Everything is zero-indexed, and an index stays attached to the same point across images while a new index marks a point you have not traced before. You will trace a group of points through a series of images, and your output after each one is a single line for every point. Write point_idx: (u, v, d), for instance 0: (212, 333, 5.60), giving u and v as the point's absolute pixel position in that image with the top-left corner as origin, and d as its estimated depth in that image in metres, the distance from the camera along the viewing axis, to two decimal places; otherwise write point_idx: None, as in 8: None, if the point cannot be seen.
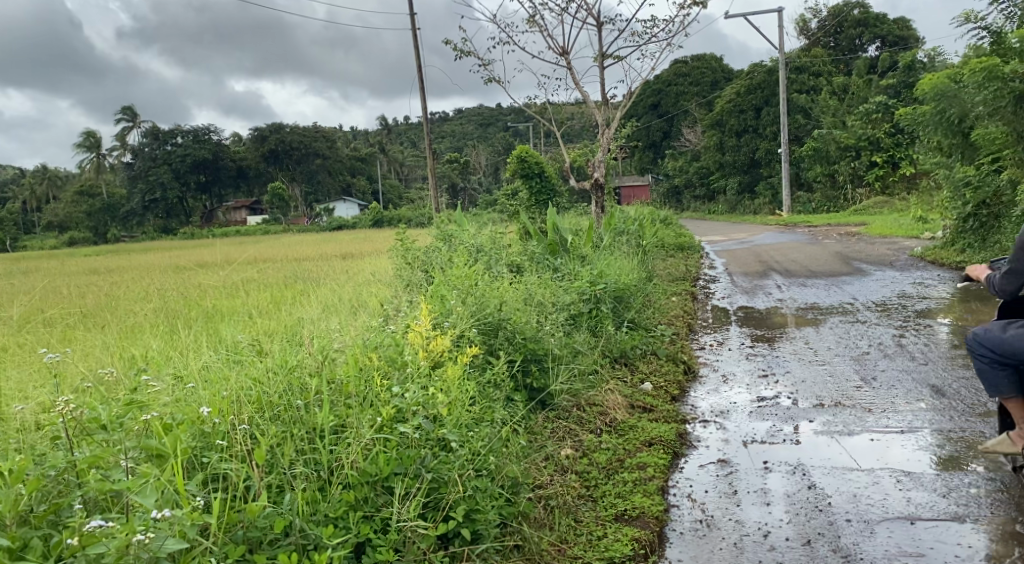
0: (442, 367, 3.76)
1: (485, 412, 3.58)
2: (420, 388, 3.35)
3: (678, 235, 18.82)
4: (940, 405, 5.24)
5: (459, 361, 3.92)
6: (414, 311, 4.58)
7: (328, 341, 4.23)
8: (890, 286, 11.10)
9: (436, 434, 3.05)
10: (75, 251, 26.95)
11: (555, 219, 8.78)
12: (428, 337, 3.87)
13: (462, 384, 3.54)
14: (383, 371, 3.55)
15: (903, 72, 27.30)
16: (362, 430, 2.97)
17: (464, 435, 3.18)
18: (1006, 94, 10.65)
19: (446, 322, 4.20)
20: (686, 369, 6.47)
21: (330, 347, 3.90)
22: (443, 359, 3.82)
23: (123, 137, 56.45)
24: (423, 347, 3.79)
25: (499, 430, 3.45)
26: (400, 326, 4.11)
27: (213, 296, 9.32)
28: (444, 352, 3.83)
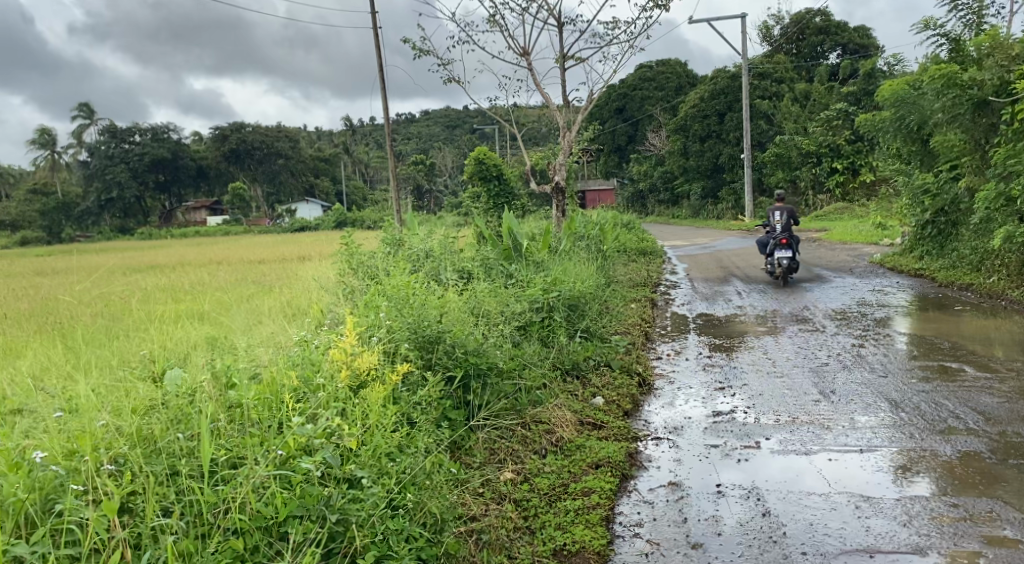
0: (363, 388, 3.45)
1: (409, 438, 3.27)
2: (335, 414, 3.03)
3: (640, 239, 18.67)
4: (899, 421, 5.06)
5: (387, 380, 3.59)
6: (343, 324, 4.24)
7: (247, 354, 3.87)
8: (849, 294, 11.01)
9: (345, 472, 2.75)
10: (26, 252, 26.11)
11: (510, 223, 8.53)
12: (353, 353, 3.55)
13: (383, 409, 3.23)
14: (298, 395, 3.22)
15: (863, 80, 27.52)
16: (258, 464, 2.64)
17: (379, 471, 2.88)
18: (964, 101, 10.59)
19: (374, 337, 3.88)
20: (640, 381, 6.21)
21: (242, 365, 3.53)
22: (365, 380, 3.50)
23: (78, 134, 55.00)
24: (343, 367, 3.47)
25: (422, 459, 3.15)
26: (325, 342, 3.77)
27: (153, 300, 8.90)
28: (368, 370, 3.51)
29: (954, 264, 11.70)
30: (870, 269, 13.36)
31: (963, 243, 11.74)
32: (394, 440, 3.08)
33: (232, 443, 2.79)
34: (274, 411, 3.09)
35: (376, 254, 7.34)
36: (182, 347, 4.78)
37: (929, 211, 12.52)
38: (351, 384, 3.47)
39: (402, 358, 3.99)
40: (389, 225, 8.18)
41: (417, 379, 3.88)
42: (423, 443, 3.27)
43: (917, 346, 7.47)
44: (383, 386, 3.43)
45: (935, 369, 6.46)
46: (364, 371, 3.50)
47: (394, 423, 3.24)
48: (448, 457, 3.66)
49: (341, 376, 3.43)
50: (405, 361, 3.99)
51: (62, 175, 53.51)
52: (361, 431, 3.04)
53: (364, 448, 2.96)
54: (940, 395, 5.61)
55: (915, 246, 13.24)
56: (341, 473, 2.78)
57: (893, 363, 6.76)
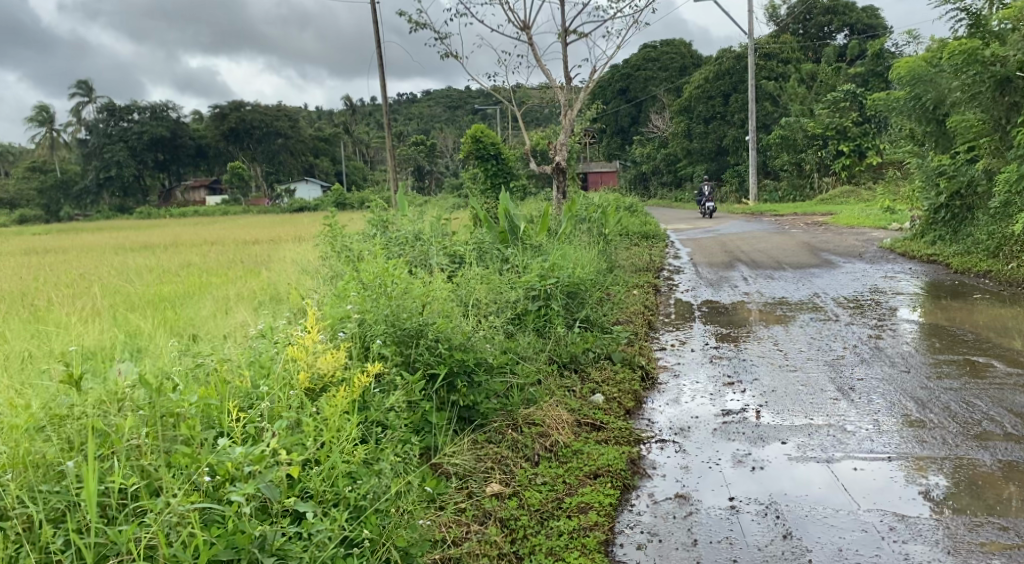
0: (324, 395, 3.03)
1: (372, 456, 2.87)
2: (281, 432, 2.62)
3: (643, 222, 18.20)
4: (928, 424, 4.60)
5: (354, 384, 3.16)
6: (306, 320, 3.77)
7: (200, 353, 3.46)
8: (859, 280, 10.53)
9: (284, 508, 2.39)
10: (22, 230, 25.69)
11: (506, 205, 8.05)
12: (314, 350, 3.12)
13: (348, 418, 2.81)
14: (242, 404, 2.79)
15: (871, 60, 26.89)
16: (176, 498, 2.29)
17: (328, 504, 2.51)
18: (987, 79, 10.03)
19: (338, 333, 3.45)
20: (643, 375, 5.75)
21: (185, 365, 3.10)
22: (329, 382, 3.09)
23: (77, 111, 54.48)
24: (301, 368, 3.04)
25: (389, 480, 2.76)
26: (283, 339, 3.33)
27: (131, 283, 8.46)
28: (332, 368, 3.08)
29: (969, 249, 11.22)
30: (880, 254, 12.89)
31: (978, 228, 11.27)
32: (356, 459, 2.68)
33: (154, 466, 2.42)
34: (215, 419, 2.69)
35: (360, 239, 6.87)
36: (139, 340, 4.36)
37: (943, 194, 12.04)
38: (307, 389, 3.05)
39: (375, 358, 3.57)
40: (373, 205, 7.68)
41: (390, 378, 3.46)
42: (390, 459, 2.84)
43: (938, 338, 7.03)
44: (350, 389, 3.00)
45: (961, 365, 5.98)
46: (328, 372, 3.08)
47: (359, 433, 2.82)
48: (423, 470, 3.24)
49: (299, 380, 3.01)
50: (377, 359, 3.56)
51: (61, 153, 53.02)
52: (314, 450, 2.63)
53: (314, 472, 2.57)
54: (970, 394, 5.14)
55: (925, 231, 12.73)
56: (280, 507, 2.40)
57: (914, 357, 6.28)
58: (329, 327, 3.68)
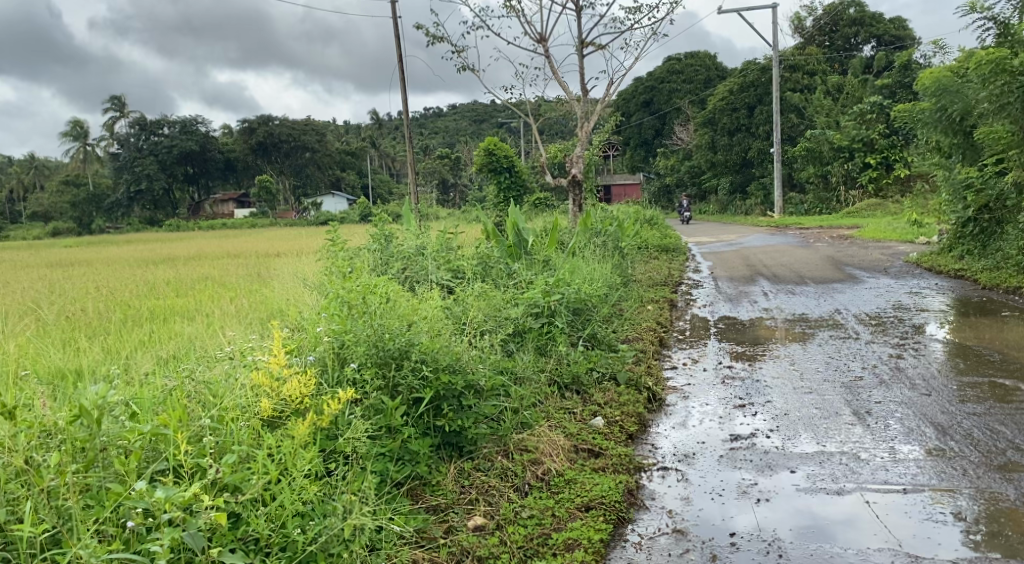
0: (286, 425, 2.98)
1: (320, 497, 2.87)
2: (217, 475, 2.64)
3: (664, 235, 17.93)
4: (947, 452, 4.32)
5: (320, 415, 3.05)
6: (282, 343, 3.65)
7: (173, 377, 3.40)
8: (884, 296, 10.19)
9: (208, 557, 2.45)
10: (55, 243, 26.00)
11: (516, 220, 7.89)
12: (281, 376, 3.09)
13: (301, 455, 2.83)
14: (189, 438, 2.73)
15: (899, 72, 26.40)
16: (90, 547, 2.34)
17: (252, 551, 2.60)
18: (1014, 89, 9.68)
19: (305, 359, 3.32)
20: (649, 397, 5.52)
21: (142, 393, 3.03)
22: (296, 410, 3.05)
23: (109, 126, 55.34)
24: (265, 398, 2.99)
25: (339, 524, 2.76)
26: (249, 363, 3.24)
27: (142, 296, 8.41)
28: (301, 396, 3.03)
29: (998, 265, 10.84)
30: (906, 269, 12.52)
31: (1008, 243, 10.89)
32: (297, 503, 2.74)
33: (76, 509, 2.44)
34: (162, 451, 2.69)
35: (362, 254, 6.73)
36: (123, 361, 4.30)
37: (971, 208, 11.66)
38: (270, 418, 3.00)
39: (349, 383, 3.43)
40: (379, 217, 7.54)
41: (366, 404, 3.34)
42: (339, 503, 2.83)
43: (964, 359, 6.71)
44: (315, 419, 2.96)
45: (986, 388, 5.68)
46: (294, 398, 3.03)
47: (313, 468, 2.87)
48: (388, 506, 3.13)
49: (262, 410, 2.95)
50: (352, 385, 3.42)
51: (93, 166, 53.85)
52: (254, 493, 2.64)
53: (255, 513, 2.64)
54: (993, 420, 4.86)
55: (953, 245, 12.36)
56: (206, 558, 2.45)
57: (937, 379, 5.98)
58: (295, 353, 3.53)
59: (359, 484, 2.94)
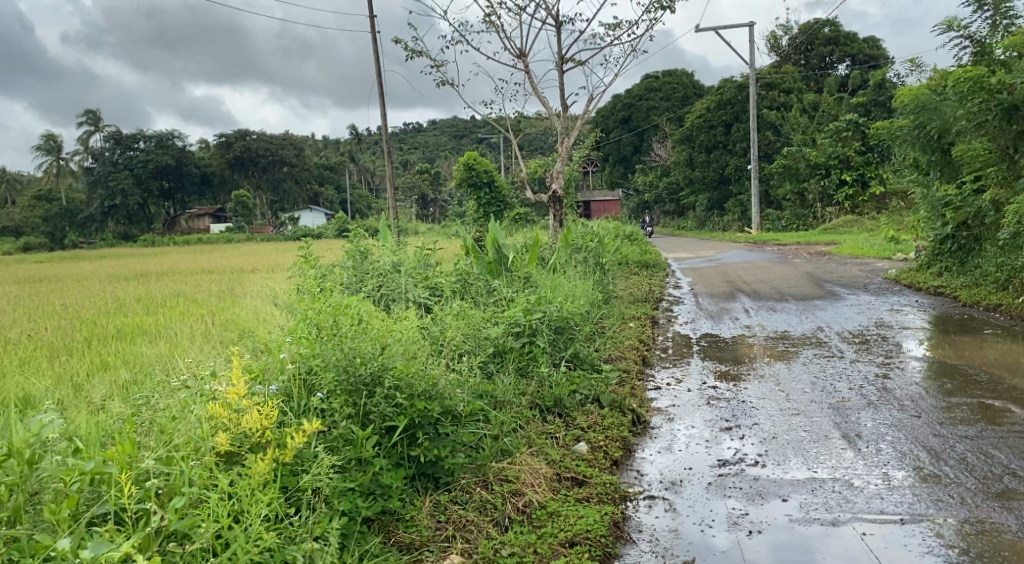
0: (244, 461, 2.80)
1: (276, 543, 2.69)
2: (160, 522, 2.47)
3: (643, 251, 17.85)
4: (943, 479, 4.17)
5: (281, 451, 2.87)
6: (245, 368, 3.46)
7: (128, 405, 3.21)
8: (865, 313, 10.11)
9: None
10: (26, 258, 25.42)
11: (495, 235, 7.70)
12: (240, 406, 2.89)
13: (258, 497, 2.65)
14: (131, 480, 2.56)
15: (874, 90, 26.62)
16: None
17: None
18: (993, 107, 9.65)
19: (267, 386, 3.12)
20: (633, 419, 5.33)
21: (86, 429, 2.85)
22: (257, 443, 2.86)
23: (83, 140, 54.59)
24: (222, 430, 2.80)
25: None
26: (206, 392, 3.06)
27: (109, 313, 8.12)
28: (261, 428, 2.85)
29: (977, 282, 10.82)
30: (885, 285, 12.50)
31: (986, 260, 10.89)
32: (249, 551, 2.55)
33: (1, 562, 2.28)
34: (103, 493, 2.54)
35: (336, 271, 6.52)
36: (80, 387, 4.08)
37: (950, 225, 11.65)
38: (227, 453, 2.81)
39: (316, 413, 3.24)
40: (354, 233, 7.31)
41: (334, 434, 3.15)
42: (300, 550, 2.66)
43: (950, 378, 6.60)
44: (275, 456, 2.78)
45: (976, 409, 5.54)
46: (255, 430, 2.84)
47: (271, 511, 2.69)
48: (355, 547, 2.94)
49: (219, 444, 2.77)
50: (319, 415, 3.23)
51: (67, 180, 53.07)
52: (201, 543, 2.47)
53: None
54: (986, 444, 4.71)
55: (932, 262, 12.34)
56: None
57: (925, 400, 5.85)
58: (257, 380, 3.32)
59: (321, 528, 2.75)
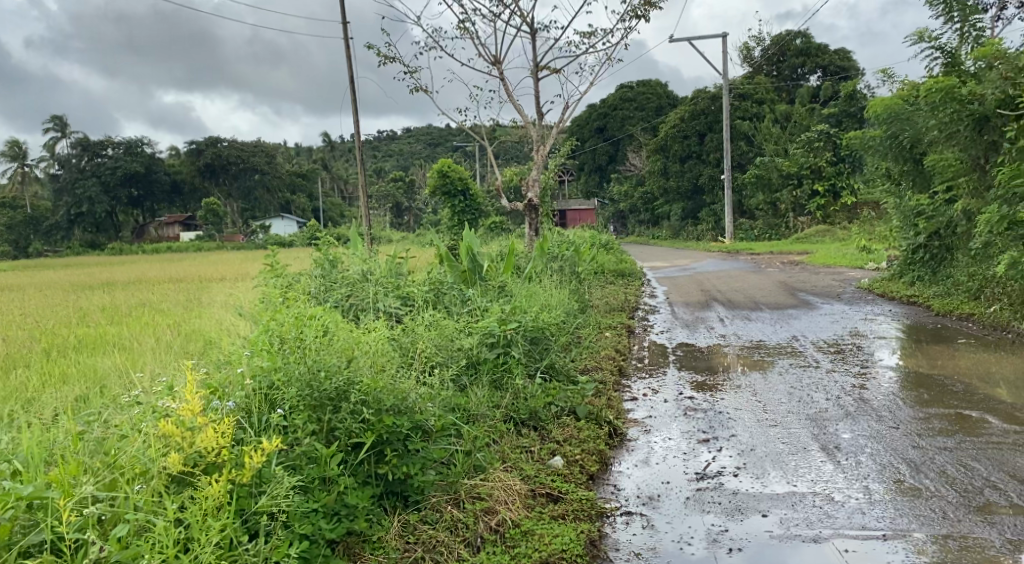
0: (196, 484, 2.69)
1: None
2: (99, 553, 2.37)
3: (618, 260, 17.78)
4: (923, 492, 4.10)
5: (236, 473, 2.76)
6: (203, 383, 3.33)
7: (79, 423, 3.09)
8: (839, 323, 10.10)
9: None
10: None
11: (469, 243, 7.55)
12: (194, 424, 2.77)
13: (208, 525, 2.54)
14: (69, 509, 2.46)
15: (845, 101, 26.87)
16: None
17: None
18: (964, 117, 9.72)
19: (226, 403, 2.99)
20: (610, 431, 5.21)
21: (27, 450, 2.73)
22: (213, 463, 2.74)
23: (50, 146, 53.61)
24: (175, 451, 2.68)
25: None
26: (159, 409, 2.93)
27: (70, 324, 7.86)
28: (218, 446, 2.73)
29: (949, 291, 10.87)
30: (858, 294, 12.52)
31: (958, 269, 10.95)
32: None
33: None
34: (41, 521, 2.43)
35: (304, 280, 6.34)
36: (33, 402, 3.91)
37: (922, 234, 11.71)
38: (180, 473, 2.70)
39: (277, 430, 3.11)
40: (324, 241, 7.14)
41: (296, 452, 3.02)
42: None
43: (927, 388, 6.56)
44: (229, 479, 2.66)
45: (953, 420, 5.49)
46: (210, 450, 2.72)
47: (222, 539, 2.58)
48: None
49: (170, 465, 2.65)
50: (280, 433, 3.10)
51: (34, 187, 52.13)
52: None
53: None
54: (966, 456, 4.65)
55: (904, 271, 12.40)
56: None
57: (902, 411, 5.79)
58: (216, 395, 3.19)
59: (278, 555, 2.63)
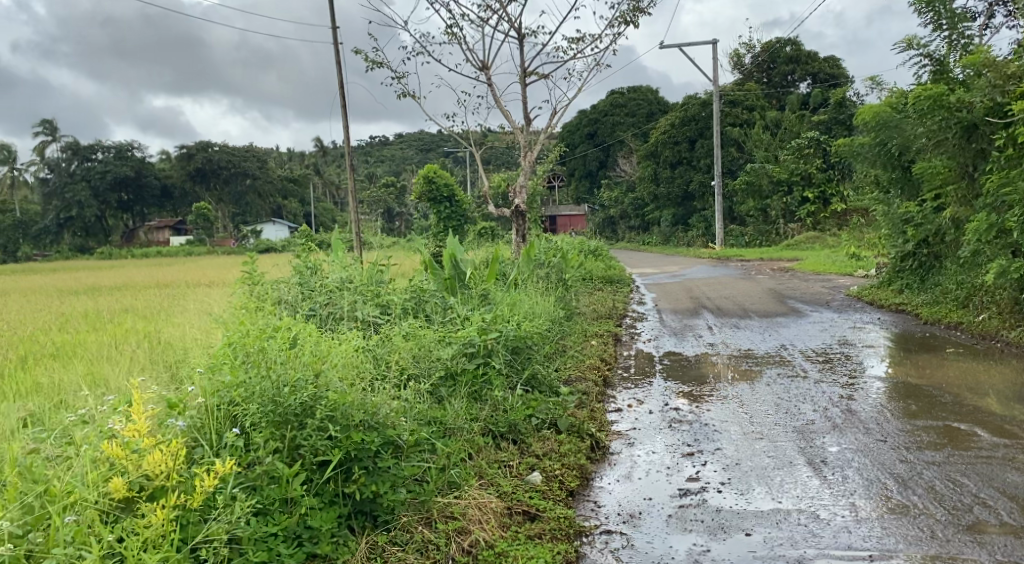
0: (138, 510, 2.64)
1: None
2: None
3: (607, 266, 17.71)
4: (911, 510, 3.99)
5: (180, 499, 2.69)
6: (158, 401, 3.23)
7: (28, 440, 3.03)
8: (828, 331, 10.02)
9: None
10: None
11: (453, 250, 7.43)
12: (139, 447, 2.71)
13: (147, 553, 2.47)
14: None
15: (835, 108, 26.92)
16: None
17: None
18: (952, 125, 9.60)
19: (177, 422, 2.91)
20: (592, 444, 5.08)
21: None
22: (161, 487, 2.69)
23: (40, 149, 53.27)
24: (118, 475, 2.63)
25: None
26: (105, 429, 2.87)
27: (48, 330, 7.71)
28: (166, 470, 2.67)
29: (937, 299, 10.81)
30: (846, 302, 12.47)
31: (946, 277, 10.91)
32: None
33: None
34: None
35: (282, 287, 6.22)
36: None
37: (911, 242, 11.66)
38: (123, 500, 2.65)
39: (234, 450, 3.01)
40: (303, 247, 7.00)
41: (256, 472, 2.93)
42: None
43: (915, 399, 6.46)
44: (170, 504, 2.60)
45: (941, 433, 5.39)
46: (156, 473, 2.67)
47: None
48: None
49: (112, 490, 2.60)
50: (236, 454, 3.00)
51: (22, 191, 51.71)
52: None
53: None
54: (954, 471, 4.55)
55: (892, 279, 12.33)
56: None
57: (890, 423, 5.69)
58: (172, 411, 3.12)
59: None
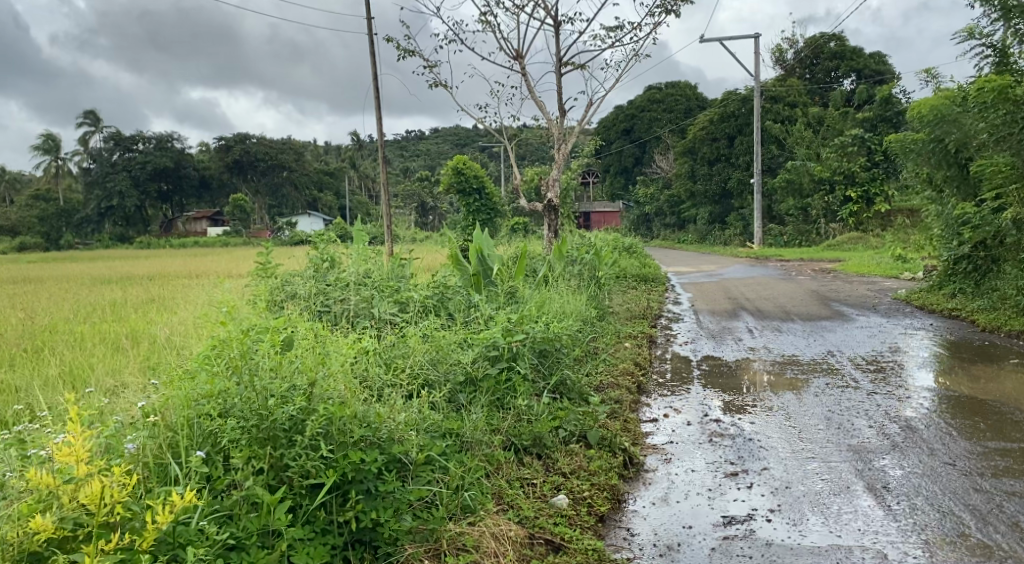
0: (75, 548, 2.44)
1: None
2: None
3: (642, 264, 17.15)
4: (996, 553, 3.49)
5: (118, 541, 2.47)
6: (120, 420, 3.00)
7: None
8: (876, 337, 9.42)
9: None
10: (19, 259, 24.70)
11: (481, 244, 6.99)
12: (75, 474, 2.52)
13: None
14: None
15: (880, 105, 25.95)
16: None
17: None
18: (1018, 120, 8.86)
19: (129, 445, 2.71)
20: (625, 460, 4.61)
21: None
22: (100, 526, 2.48)
23: (84, 139, 53.96)
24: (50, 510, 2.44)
25: None
26: (47, 454, 2.67)
27: (67, 319, 7.50)
28: (107, 505, 2.48)
29: (994, 306, 10.11)
30: (894, 305, 11.79)
31: (1005, 281, 10.22)
32: None
33: None
34: None
35: (297, 281, 5.90)
36: None
37: (967, 244, 10.93)
38: (58, 538, 2.45)
39: (198, 476, 2.74)
40: (322, 239, 6.63)
41: (233, 499, 2.70)
42: None
43: (981, 416, 5.87)
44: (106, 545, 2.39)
45: (1017, 458, 4.81)
46: (92, 504, 2.46)
47: None
48: None
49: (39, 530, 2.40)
50: (201, 482, 2.73)
51: (65, 181, 52.40)
52: None
53: None
54: None
55: (944, 283, 11.64)
56: None
57: (957, 443, 5.13)
58: (135, 428, 2.89)
59: None
